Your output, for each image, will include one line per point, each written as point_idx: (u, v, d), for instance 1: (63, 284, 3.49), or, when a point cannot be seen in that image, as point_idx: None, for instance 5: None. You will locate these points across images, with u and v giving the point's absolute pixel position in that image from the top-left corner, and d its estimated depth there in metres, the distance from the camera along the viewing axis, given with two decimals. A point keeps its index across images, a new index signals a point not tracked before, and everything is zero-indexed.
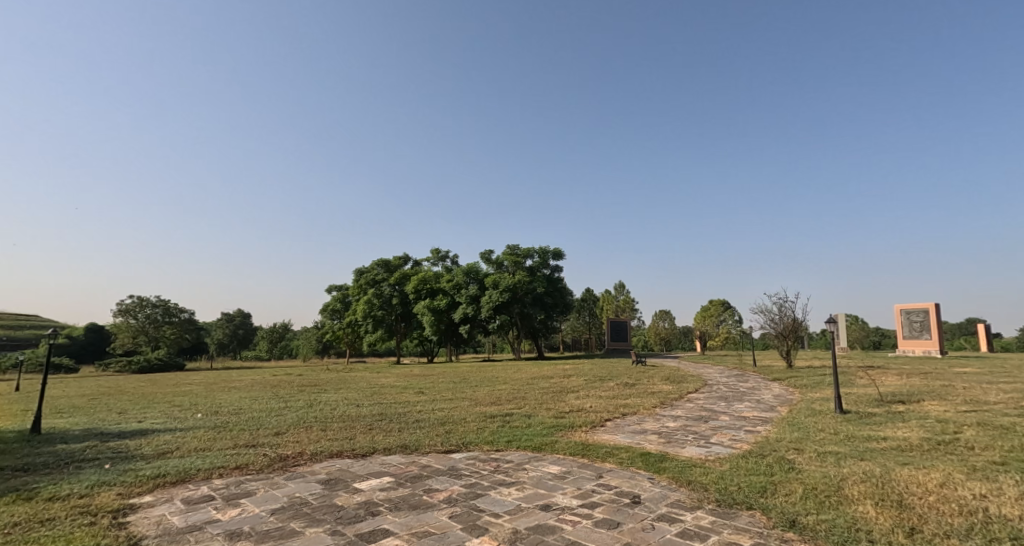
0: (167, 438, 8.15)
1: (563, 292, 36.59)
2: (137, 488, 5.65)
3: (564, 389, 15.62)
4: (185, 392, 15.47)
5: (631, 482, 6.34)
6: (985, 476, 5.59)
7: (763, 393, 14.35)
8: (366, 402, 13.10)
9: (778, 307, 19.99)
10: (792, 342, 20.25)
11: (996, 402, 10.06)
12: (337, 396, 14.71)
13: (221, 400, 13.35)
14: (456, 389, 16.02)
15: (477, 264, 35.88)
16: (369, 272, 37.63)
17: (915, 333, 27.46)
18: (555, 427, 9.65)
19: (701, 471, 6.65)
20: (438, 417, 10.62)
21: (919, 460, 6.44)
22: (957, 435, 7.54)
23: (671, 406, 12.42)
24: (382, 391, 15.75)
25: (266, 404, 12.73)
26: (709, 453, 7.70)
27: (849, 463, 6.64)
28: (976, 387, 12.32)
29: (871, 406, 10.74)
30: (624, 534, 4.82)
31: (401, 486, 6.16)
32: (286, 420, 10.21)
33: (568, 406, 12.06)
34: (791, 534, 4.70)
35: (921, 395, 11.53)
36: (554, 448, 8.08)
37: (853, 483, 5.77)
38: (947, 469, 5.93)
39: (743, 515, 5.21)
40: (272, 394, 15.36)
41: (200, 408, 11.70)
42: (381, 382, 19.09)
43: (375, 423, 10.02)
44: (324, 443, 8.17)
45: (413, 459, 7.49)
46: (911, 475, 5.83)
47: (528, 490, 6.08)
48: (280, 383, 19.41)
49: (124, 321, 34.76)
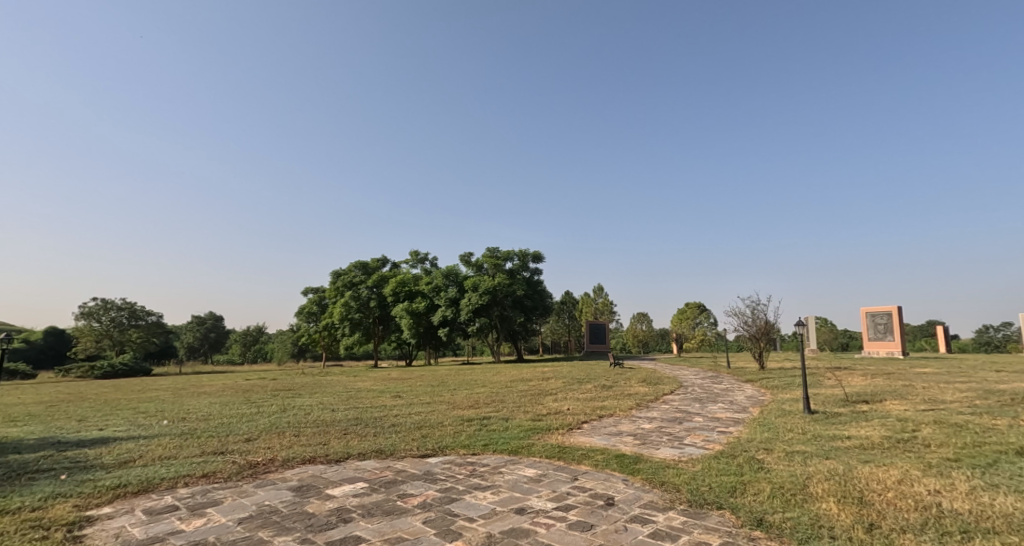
0: (130, 446, 7.92)
1: (542, 295, 36.79)
2: (95, 499, 5.48)
3: (542, 391, 15.73)
4: (152, 398, 15.07)
5: (606, 484, 6.42)
6: (939, 473, 5.80)
7: (736, 394, 14.74)
8: (342, 407, 12.91)
9: (752, 310, 20.44)
10: (765, 344, 20.71)
11: (955, 401, 10.44)
12: (312, 400, 14.53)
13: (190, 406, 12.99)
14: (433, 392, 15.93)
15: (457, 267, 35.81)
16: (347, 275, 36.93)
17: (880, 334, 28.34)
18: (532, 429, 9.68)
19: (674, 472, 6.75)
20: (414, 421, 10.58)
21: (879, 458, 6.65)
22: (914, 433, 7.78)
23: (648, 407, 12.63)
24: (358, 395, 15.58)
25: (237, 409, 12.46)
26: (683, 453, 7.85)
27: (815, 461, 6.81)
28: (935, 387, 12.80)
29: (837, 406, 11.06)
30: (598, 536, 4.86)
31: (375, 492, 6.10)
32: (257, 426, 9.98)
33: (546, 409, 12.12)
34: (758, 532, 4.80)
35: (884, 395, 11.90)
36: (530, 450, 8.12)
37: (818, 481, 5.93)
38: (905, 465, 6.15)
39: (713, 514, 5.31)
40: (243, 398, 15.08)
41: (167, 415, 11.37)
42: (357, 386, 18.91)
43: (350, 427, 9.91)
44: (297, 449, 8.05)
45: (388, 464, 7.41)
46: (871, 473, 6.01)
47: (504, 494, 6.08)
48: (253, 387, 19.09)
49: (87, 324, 33.59)
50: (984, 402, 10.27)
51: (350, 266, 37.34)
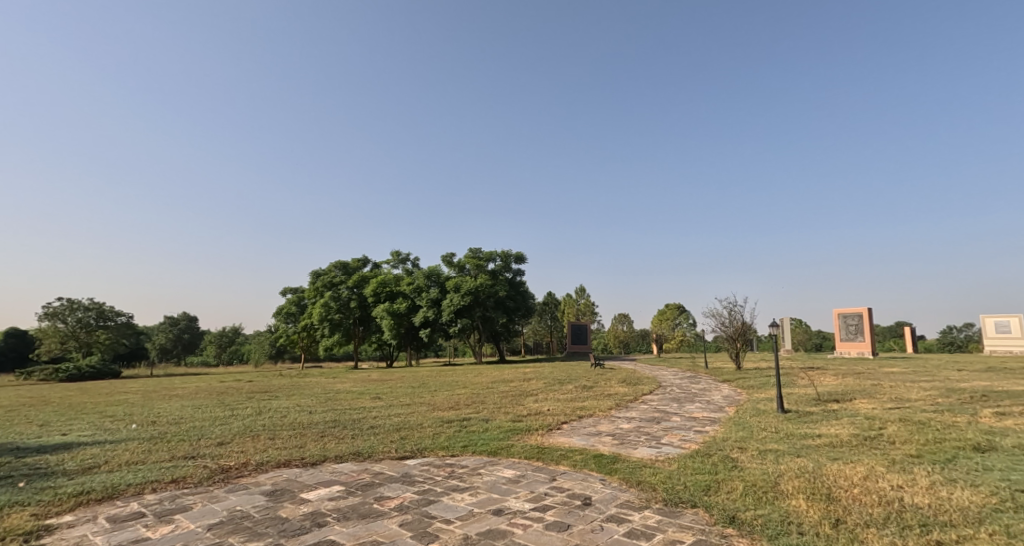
0: (95, 451, 7.69)
1: (524, 296, 36.90)
2: (55, 507, 5.32)
3: (523, 392, 15.75)
4: (120, 402, 14.62)
5: (584, 484, 6.45)
6: (903, 469, 5.97)
7: (713, 394, 14.97)
8: (320, 408, 12.76)
9: (729, 311, 20.77)
10: (742, 344, 21.06)
11: (920, 399, 10.74)
12: (288, 402, 14.25)
13: (159, 410, 12.64)
14: (413, 394, 15.77)
15: (439, 267, 35.63)
16: (327, 275, 36.42)
17: (851, 335, 29.04)
18: (512, 430, 9.67)
19: (650, 471, 6.81)
20: (394, 424, 10.46)
21: (848, 455, 6.82)
22: (880, 430, 8.02)
23: (627, 407, 12.74)
24: (337, 397, 15.35)
25: (209, 412, 12.18)
26: (660, 453, 7.93)
27: (786, 459, 6.96)
28: (902, 386, 13.15)
29: (808, 406, 11.26)
30: (574, 536, 4.89)
31: (351, 495, 6.03)
32: (231, 430, 9.77)
33: (526, 409, 12.13)
34: (730, 530, 4.88)
35: (854, 395, 12.18)
36: (509, 451, 8.11)
37: (789, 478, 6.06)
38: (871, 462, 6.31)
39: (687, 513, 5.37)
40: (217, 401, 14.77)
41: (135, 419, 11.05)
42: (335, 387, 18.60)
43: (327, 430, 9.78)
44: (271, 453, 7.92)
45: (366, 466, 7.35)
46: (840, 470, 6.17)
47: (482, 495, 6.07)
48: (228, 389, 18.73)
49: (51, 325, 32.57)
50: (948, 400, 10.59)
51: (330, 266, 36.88)
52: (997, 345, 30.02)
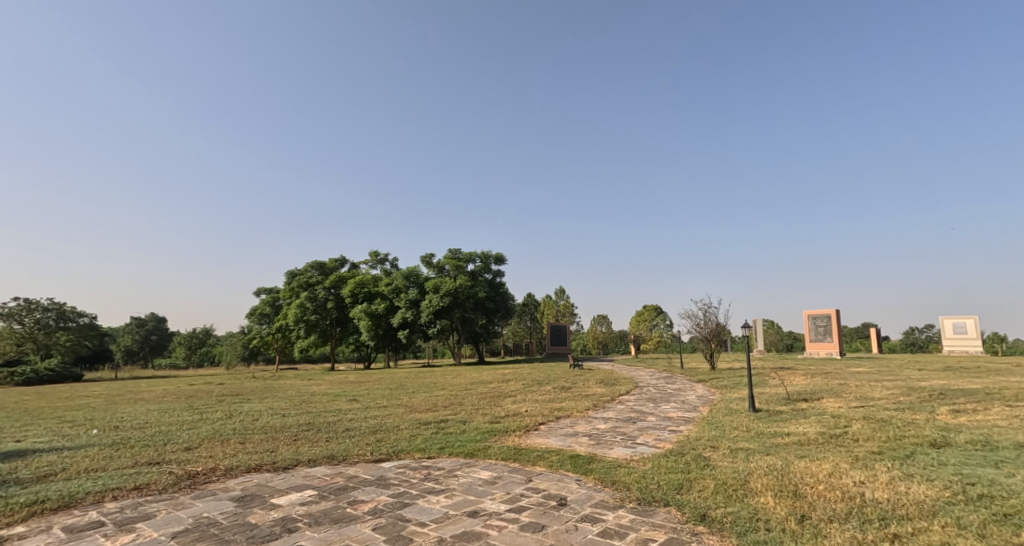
0: (52, 459, 7.42)
1: (504, 297, 36.92)
2: (7, 518, 5.12)
3: (502, 393, 15.76)
4: (82, 406, 14.09)
5: (559, 485, 6.48)
6: (865, 465, 6.16)
7: (689, 394, 15.19)
8: (294, 411, 12.53)
9: (704, 312, 21.08)
10: (716, 345, 21.43)
11: (883, 398, 11.11)
12: (261, 405, 13.96)
13: (124, 414, 12.23)
14: (390, 396, 15.65)
15: (418, 267, 35.42)
16: (303, 275, 35.83)
17: (820, 336, 29.84)
18: (489, 432, 9.65)
19: (625, 471, 6.89)
20: (370, 426, 10.37)
21: (814, 453, 7.01)
22: (846, 429, 8.25)
23: (604, 408, 12.84)
24: (311, 399, 15.13)
25: (176, 416, 11.84)
26: (634, 453, 8.00)
27: (757, 457, 7.11)
28: (867, 385, 13.58)
29: (780, 405, 11.51)
30: (549, 537, 4.92)
31: (323, 500, 5.95)
32: (199, 434, 9.54)
33: (503, 410, 12.14)
34: (701, 527, 4.98)
35: (823, 394, 12.53)
36: (486, 453, 8.09)
37: (758, 476, 6.19)
38: (835, 459, 6.49)
39: (660, 511, 5.45)
40: (186, 404, 14.38)
41: (97, 424, 10.68)
42: (310, 389, 18.28)
43: (300, 433, 9.62)
44: (241, 457, 7.74)
45: (339, 469, 7.25)
46: (806, 467, 6.32)
47: (457, 498, 6.05)
48: (197, 392, 18.30)
49: (7, 326, 31.26)
50: (908, 398, 10.98)
51: (307, 266, 36.30)
52: (955, 345, 31.11)
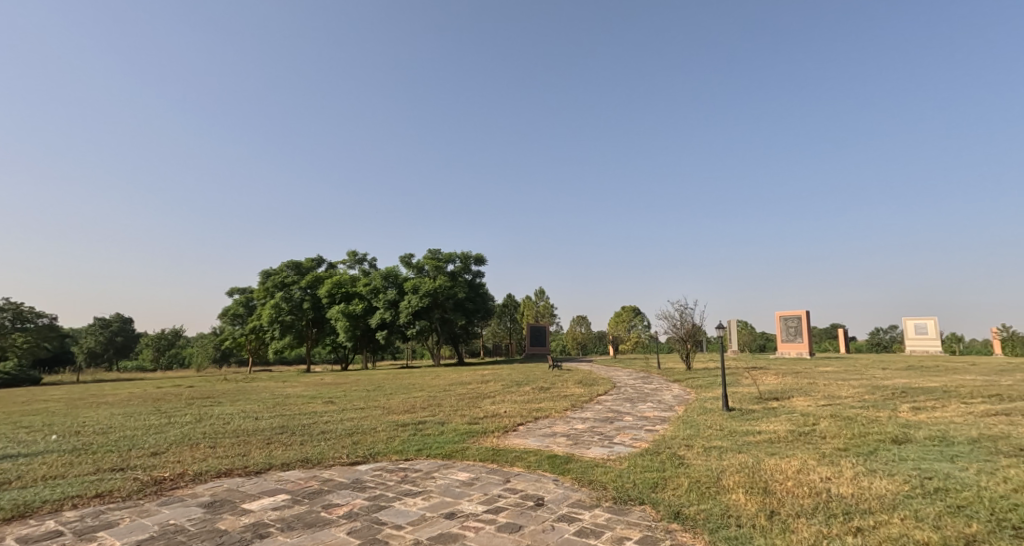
0: (9, 466, 7.17)
1: (484, 297, 36.89)
2: None
3: (480, 393, 15.78)
4: (43, 411, 13.63)
5: (537, 485, 6.52)
6: (832, 461, 6.35)
7: (665, 394, 15.40)
8: (267, 414, 12.34)
9: (680, 312, 21.40)
10: (692, 345, 21.78)
11: (850, 396, 11.45)
12: (232, 408, 13.70)
13: (88, 419, 11.87)
14: (368, 397, 15.52)
15: (396, 267, 35.17)
16: (278, 275, 35.26)
17: (791, 337, 30.58)
18: (467, 433, 9.65)
19: (602, 470, 6.96)
20: (345, 428, 10.26)
21: (784, 450, 7.19)
22: (815, 426, 8.49)
23: (582, 408, 12.96)
24: (286, 401, 14.91)
25: (143, 421, 11.54)
26: (611, 452, 8.09)
27: (729, 455, 7.27)
28: (835, 384, 13.99)
29: (752, 404, 11.78)
30: (525, 537, 4.95)
31: (297, 504, 5.88)
32: (166, 439, 9.31)
33: (482, 411, 12.16)
34: (675, 525, 5.07)
35: (793, 392, 12.87)
36: (464, 454, 8.09)
37: (729, 474, 6.33)
38: (804, 456, 6.68)
39: (635, 510, 5.53)
40: (153, 408, 14.01)
41: (59, 429, 10.35)
42: (284, 392, 17.97)
43: (273, 436, 9.48)
44: (211, 462, 7.59)
45: (314, 473, 7.17)
46: (776, 464, 6.49)
47: (434, 499, 6.04)
48: (165, 395, 17.86)
49: None
50: (874, 397, 11.34)
51: (282, 266, 35.75)
52: (918, 345, 32.17)
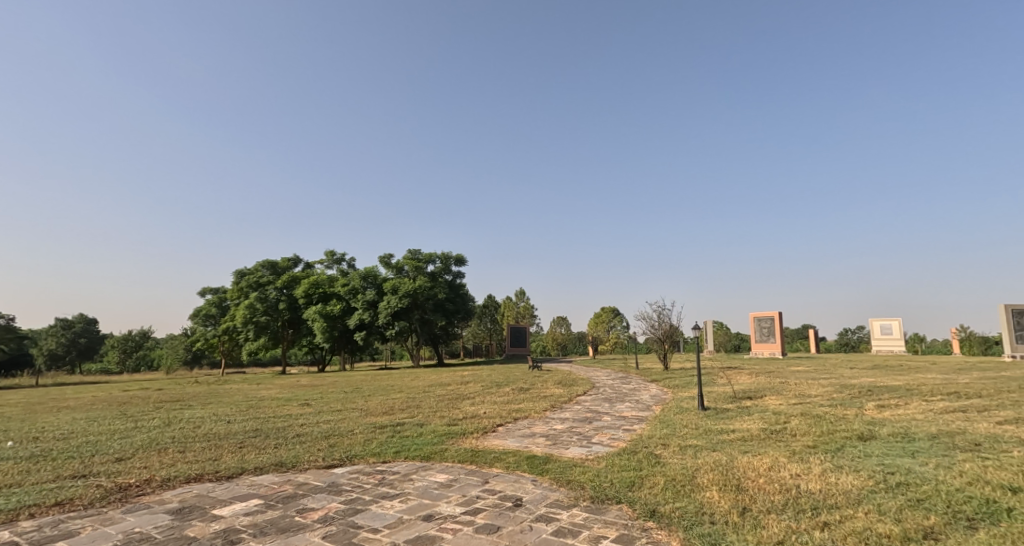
0: None
1: (464, 298, 36.79)
2: None
3: (459, 394, 15.76)
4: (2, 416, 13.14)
5: (515, 486, 6.54)
6: (801, 458, 6.52)
7: (642, 394, 15.57)
8: (240, 417, 12.11)
9: (658, 313, 21.66)
10: (669, 346, 22.07)
11: (820, 395, 11.76)
12: (204, 411, 13.40)
13: (50, 424, 11.49)
14: (345, 399, 15.36)
15: (375, 268, 34.86)
16: (253, 275, 34.61)
17: (764, 337, 31.23)
18: (446, 434, 9.63)
19: (580, 470, 7.02)
20: (322, 431, 10.14)
21: (757, 448, 7.36)
22: (787, 424, 8.69)
23: (561, 408, 13.03)
24: (260, 404, 14.64)
25: (109, 425, 11.20)
26: (589, 452, 8.16)
27: (704, 454, 7.40)
28: (805, 383, 14.34)
29: (727, 403, 12.00)
30: (503, 538, 4.98)
31: (270, 509, 5.80)
32: (133, 444, 9.07)
33: (461, 412, 12.14)
34: (650, 523, 5.15)
35: (765, 391, 13.15)
36: (443, 456, 8.07)
37: (704, 472, 6.45)
38: (775, 454, 6.84)
39: (612, 509, 5.60)
40: (121, 412, 13.62)
41: (19, 435, 9.98)
42: (258, 394, 17.64)
43: (246, 440, 9.32)
44: (181, 467, 7.43)
45: (288, 477, 7.08)
46: (748, 462, 6.63)
47: (412, 502, 6.02)
48: (133, 398, 17.36)
49: None
50: (842, 395, 11.66)
51: (257, 265, 35.12)
52: (883, 345, 33.15)
